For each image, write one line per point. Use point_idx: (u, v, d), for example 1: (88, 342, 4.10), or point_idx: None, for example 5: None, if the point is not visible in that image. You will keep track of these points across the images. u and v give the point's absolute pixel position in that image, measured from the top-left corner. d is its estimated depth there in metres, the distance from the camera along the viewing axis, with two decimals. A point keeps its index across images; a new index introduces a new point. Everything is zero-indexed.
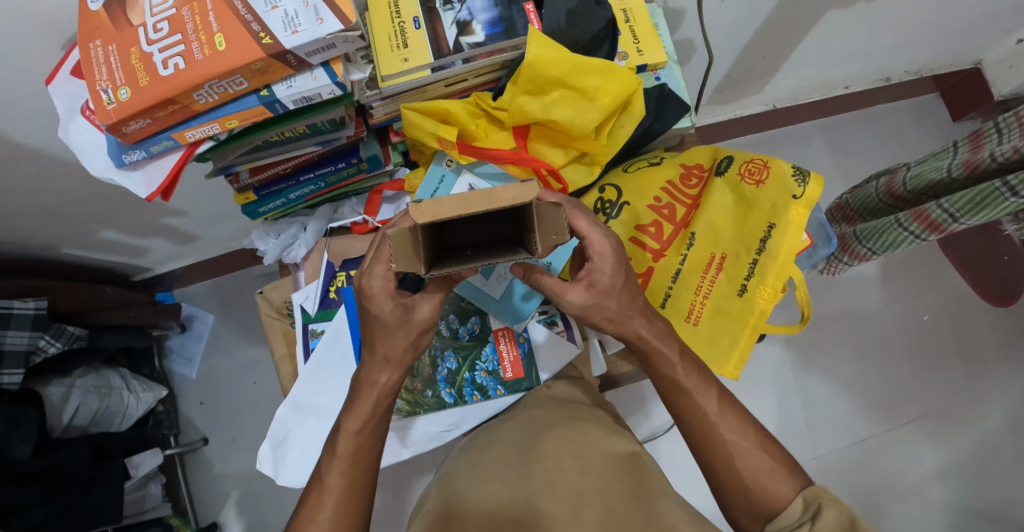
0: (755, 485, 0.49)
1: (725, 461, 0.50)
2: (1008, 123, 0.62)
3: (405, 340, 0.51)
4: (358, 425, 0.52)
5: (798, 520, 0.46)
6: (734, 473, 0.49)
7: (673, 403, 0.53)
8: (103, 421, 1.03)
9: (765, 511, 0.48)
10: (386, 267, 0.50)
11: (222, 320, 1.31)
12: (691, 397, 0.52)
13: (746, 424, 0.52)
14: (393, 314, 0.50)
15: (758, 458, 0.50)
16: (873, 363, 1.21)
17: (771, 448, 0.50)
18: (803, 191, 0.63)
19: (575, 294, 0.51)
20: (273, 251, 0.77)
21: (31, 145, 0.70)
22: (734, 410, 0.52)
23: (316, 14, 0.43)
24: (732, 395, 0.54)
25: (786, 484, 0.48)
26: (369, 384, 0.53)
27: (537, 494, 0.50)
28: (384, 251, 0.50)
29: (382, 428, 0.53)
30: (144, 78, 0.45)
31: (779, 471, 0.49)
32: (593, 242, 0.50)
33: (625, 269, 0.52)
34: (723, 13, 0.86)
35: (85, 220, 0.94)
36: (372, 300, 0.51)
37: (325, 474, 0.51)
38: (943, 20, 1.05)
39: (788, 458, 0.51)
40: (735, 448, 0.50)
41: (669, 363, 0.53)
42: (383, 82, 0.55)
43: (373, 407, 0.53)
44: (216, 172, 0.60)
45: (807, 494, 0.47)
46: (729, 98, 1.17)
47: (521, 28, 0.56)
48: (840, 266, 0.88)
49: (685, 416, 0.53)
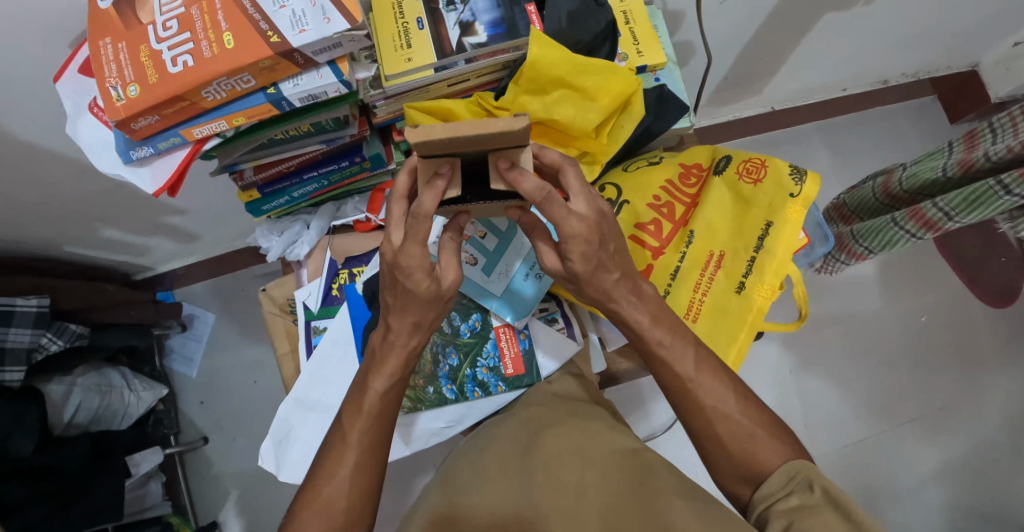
0: (736, 450, 0.48)
1: (706, 427, 0.50)
2: (1001, 124, 0.63)
3: (431, 307, 0.51)
4: (385, 385, 0.52)
5: (779, 491, 0.44)
6: (715, 439, 0.49)
7: (653, 367, 0.53)
8: (104, 419, 1.04)
9: (750, 478, 0.47)
10: (419, 246, 0.46)
11: (222, 318, 1.31)
12: (667, 364, 0.52)
13: (724, 388, 0.51)
14: (428, 289, 0.49)
15: (738, 424, 0.49)
16: (869, 361, 1.22)
17: (753, 413, 0.50)
18: (800, 190, 0.64)
19: (548, 260, 0.52)
20: (276, 249, 0.77)
21: (37, 143, 0.71)
22: (712, 373, 0.51)
23: (323, 14, 0.44)
24: (712, 360, 0.53)
25: (770, 450, 0.47)
26: (389, 345, 0.53)
27: (538, 490, 0.51)
28: (418, 232, 0.44)
29: (399, 393, 0.54)
30: (153, 75, 0.46)
31: (760, 436, 0.48)
32: (569, 226, 0.46)
33: (597, 253, 0.48)
34: (723, 15, 0.87)
35: (87, 218, 0.94)
36: (406, 275, 0.47)
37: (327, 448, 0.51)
38: (939, 23, 1.07)
39: (775, 427, 0.50)
40: (713, 413, 0.50)
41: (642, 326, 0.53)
42: (386, 81, 0.56)
43: (402, 365, 0.53)
44: (221, 169, 0.61)
45: (794, 467, 0.45)
46: (729, 100, 1.19)
47: (523, 29, 0.57)
48: (838, 265, 0.89)
49: (666, 383, 0.53)
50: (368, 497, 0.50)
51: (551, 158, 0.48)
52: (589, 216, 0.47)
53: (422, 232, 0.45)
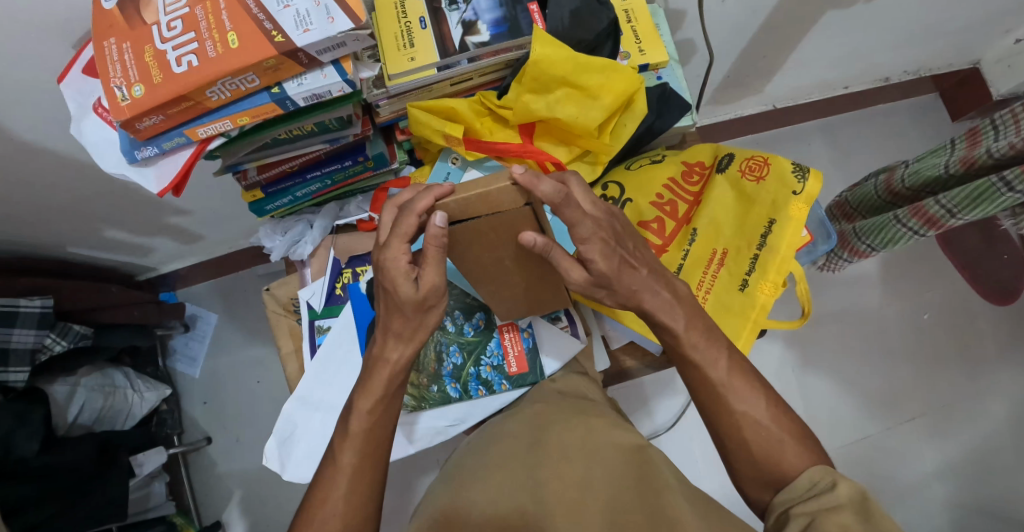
0: (763, 455, 0.48)
1: (735, 433, 0.50)
2: (1004, 120, 0.63)
3: (418, 313, 0.48)
4: (371, 404, 0.51)
5: (805, 493, 0.44)
6: (743, 444, 0.49)
7: (683, 369, 0.53)
8: (107, 420, 1.04)
9: (776, 481, 0.47)
10: (404, 245, 0.45)
11: (226, 318, 1.31)
12: (699, 370, 0.51)
13: (754, 393, 0.50)
14: (409, 294, 0.46)
15: (767, 430, 0.49)
16: (872, 359, 1.22)
17: (780, 418, 0.49)
18: (803, 188, 0.64)
19: (574, 273, 0.49)
20: (280, 248, 0.77)
21: (40, 143, 0.71)
22: (744, 375, 0.51)
23: (327, 13, 0.44)
24: (742, 361, 0.52)
25: (797, 455, 0.47)
26: (381, 360, 0.51)
27: (545, 484, 0.50)
28: (402, 228, 0.44)
29: (393, 409, 0.53)
30: (158, 75, 0.46)
31: (788, 441, 0.48)
32: (582, 229, 0.44)
33: (617, 251, 0.47)
34: (724, 14, 0.87)
35: (90, 219, 0.95)
36: (389, 276, 0.46)
37: (339, 453, 0.51)
38: (938, 21, 1.07)
39: (802, 430, 0.50)
40: (744, 419, 0.49)
41: (668, 332, 0.52)
42: (390, 81, 0.56)
43: (387, 384, 0.52)
44: (224, 169, 0.61)
45: (816, 469, 0.45)
46: (729, 99, 1.19)
47: (526, 28, 0.57)
48: (841, 262, 0.89)
49: (695, 385, 0.52)
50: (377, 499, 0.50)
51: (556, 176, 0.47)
52: (598, 215, 0.46)
53: (407, 230, 0.44)
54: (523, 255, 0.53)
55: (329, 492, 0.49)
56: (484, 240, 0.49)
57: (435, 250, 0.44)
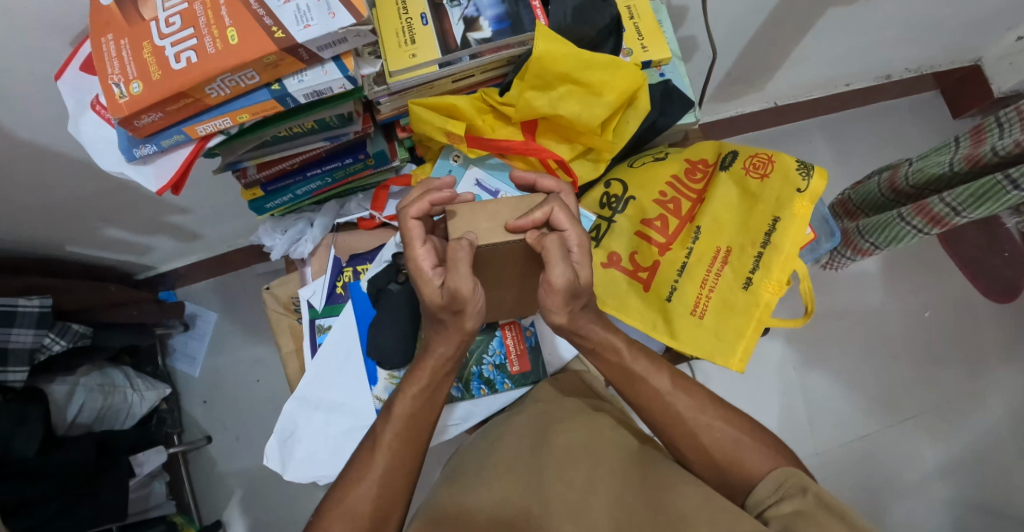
0: (726, 460, 0.50)
1: (691, 440, 0.51)
2: (1009, 118, 0.61)
3: (454, 315, 0.48)
4: (418, 389, 0.53)
5: (772, 497, 0.46)
6: (701, 449, 0.51)
7: (629, 392, 0.55)
8: (106, 420, 1.03)
9: (741, 483, 0.49)
10: (422, 249, 0.46)
11: (227, 318, 1.31)
12: (642, 379, 0.54)
13: (705, 399, 0.53)
14: (434, 296, 0.47)
15: (720, 430, 0.51)
16: (873, 357, 1.22)
17: (734, 419, 0.52)
18: (806, 185, 0.63)
19: (558, 276, 0.44)
20: (280, 247, 0.76)
21: (38, 141, 0.71)
22: (690, 389, 0.54)
23: (327, 8, 0.43)
24: (684, 375, 0.56)
25: (758, 458, 0.49)
26: (427, 352, 0.53)
27: (547, 484, 0.50)
28: (410, 232, 0.47)
29: (435, 399, 0.54)
30: (156, 71, 0.45)
31: (745, 441, 0.50)
32: (570, 238, 0.47)
33: None
34: (726, 12, 0.87)
35: (88, 218, 0.94)
36: (422, 280, 0.47)
37: (380, 432, 0.53)
38: (941, 17, 1.06)
39: (764, 433, 0.52)
40: (696, 425, 0.52)
41: (615, 350, 0.54)
42: (390, 77, 0.55)
43: (433, 374, 0.53)
44: (224, 167, 0.60)
45: (781, 472, 0.47)
46: (731, 96, 1.19)
47: (528, 24, 0.56)
48: (844, 260, 0.89)
49: (643, 402, 0.54)
50: (394, 497, 0.51)
51: (547, 185, 0.54)
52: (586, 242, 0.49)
53: (415, 232, 0.47)
54: (530, 270, 0.52)
55: (361, 473, 0.50)
56: (499, 261, 0.48)
57: (462, 261, 0.41)
